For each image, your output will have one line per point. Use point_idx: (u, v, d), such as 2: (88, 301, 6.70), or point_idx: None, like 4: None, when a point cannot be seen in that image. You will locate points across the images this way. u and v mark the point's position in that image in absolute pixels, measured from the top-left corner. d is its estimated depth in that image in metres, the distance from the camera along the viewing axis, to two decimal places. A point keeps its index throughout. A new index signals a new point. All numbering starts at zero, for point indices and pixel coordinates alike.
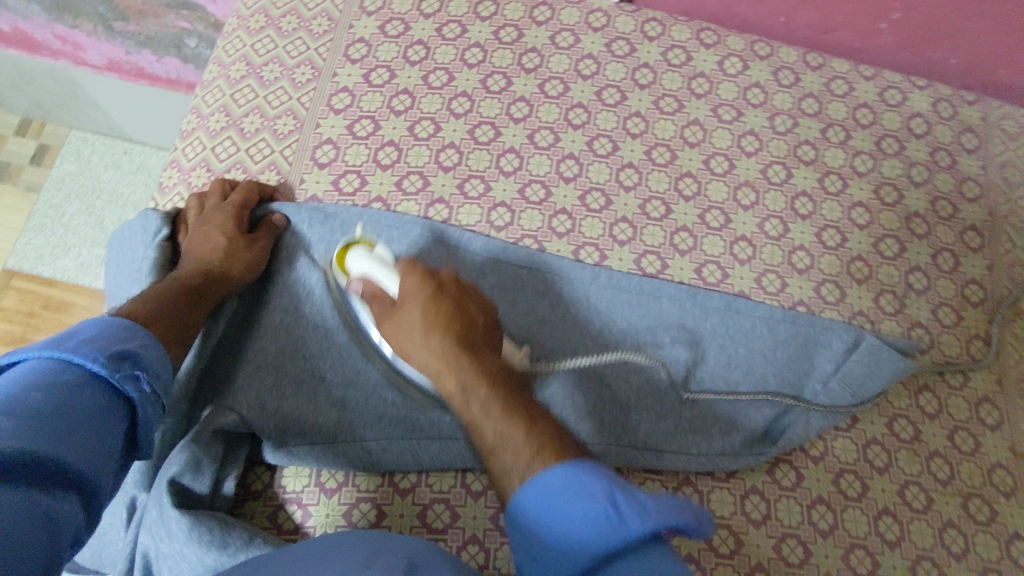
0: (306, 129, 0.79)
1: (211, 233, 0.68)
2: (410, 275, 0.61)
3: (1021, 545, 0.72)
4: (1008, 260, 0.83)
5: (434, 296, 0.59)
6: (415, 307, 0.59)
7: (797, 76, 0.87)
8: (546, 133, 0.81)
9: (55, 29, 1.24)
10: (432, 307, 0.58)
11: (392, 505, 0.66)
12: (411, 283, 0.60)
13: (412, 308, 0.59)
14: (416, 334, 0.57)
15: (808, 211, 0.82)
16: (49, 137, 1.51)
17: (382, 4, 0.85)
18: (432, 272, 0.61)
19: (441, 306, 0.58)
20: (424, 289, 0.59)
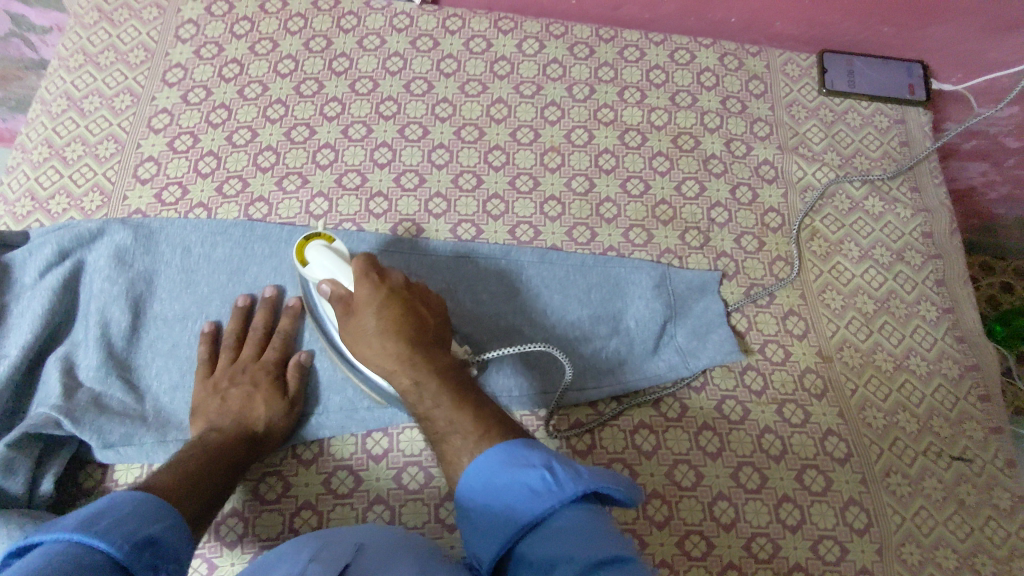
0: (128, 150, 0.83)
1: (252, 398, 0.70)
2: (363, 283, 0.65)
3: (834, 439, 0.77)
4: (801, 186, 0.90)
5: (383, 302, 0.64)
6: (367, 311, 0.63)
7: (591, 48, 0.95)
8: (359, 127, 0.87)
9: None
10: (387, 316, 0.63)
11: None
12: (363, 292, 0.65)
13: (365, 316, 0.64)
14: (371, 343, 0.63)
15: (611, 166, 0.89)
16: None
17: (195, 32, 0.90)
18: (381, 277, 0.66)
19: (393, 312, 0.63)
20: (376, 296, 0.64)
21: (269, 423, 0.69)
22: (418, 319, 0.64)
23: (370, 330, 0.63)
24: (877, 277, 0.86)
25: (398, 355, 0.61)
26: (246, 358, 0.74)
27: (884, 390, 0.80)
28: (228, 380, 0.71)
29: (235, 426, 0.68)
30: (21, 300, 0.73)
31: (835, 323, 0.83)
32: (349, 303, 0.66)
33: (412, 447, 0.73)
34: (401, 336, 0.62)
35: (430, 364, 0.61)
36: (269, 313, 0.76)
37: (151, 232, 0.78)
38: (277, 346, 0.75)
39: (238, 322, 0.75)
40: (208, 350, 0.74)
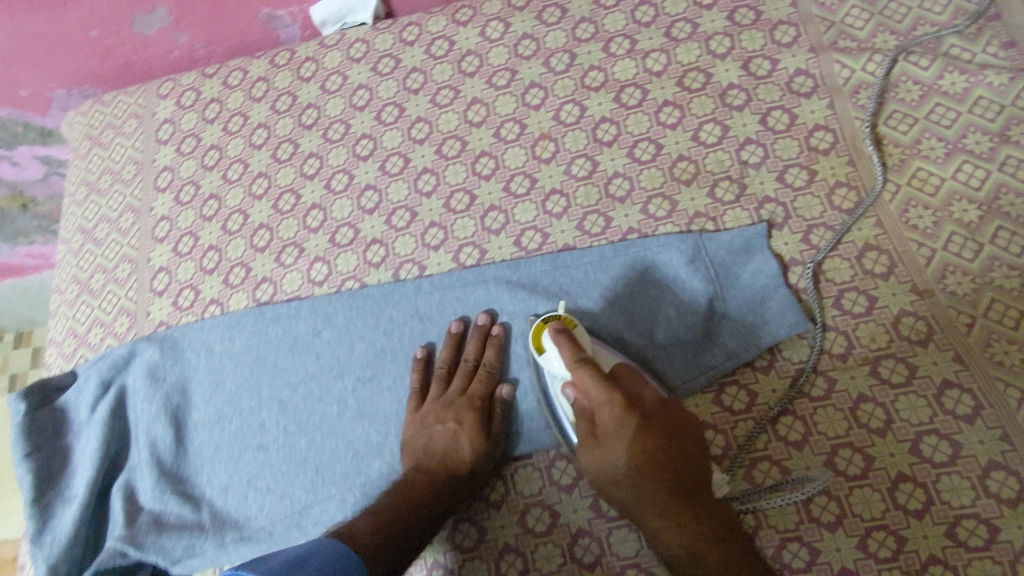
0: (141, 265, 0.85)
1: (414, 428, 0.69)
2: (610, 409, 0.57)
3: (954, 393, 0.62)
4: (851, 88, 0.73)
5: (642, 440, 0.56)
6: (618, 446, 0.57)
7: (563, 8, 0.84)
8: (341, 176, 0.83)
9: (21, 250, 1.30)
10: (640, 451, 0.56)
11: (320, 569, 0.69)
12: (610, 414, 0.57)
13: (615, 453, 0.57)
14: (622, 486, 0.57)
15: (612, 136, 0.77)
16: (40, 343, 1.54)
17: (173, 129, 0.91)
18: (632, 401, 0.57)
19: (645, 441, 0.56)
20: (624, 430, 0.57)
21: (473, 462, 0.66)
22: (680, 453, 0.56)
23: (620, 471, 0.57)
24: (974, 174, 0.68)
25: (657, 514, 0.56)
26: (454, 392, 0.70)
27: (1013, 316, 0.63)
28: (438, 416, 0.68)
29: (440, 469, 0.66)
30: (79, 438, 0.77)
31: (929, 245, 0.67)
32: (592, 416, 0.59)
33: (458, 503, 0.68)
34: (661, 479, 0.56)
35: (686, 524, 0.55)
36: (482, 341, 0.72)
37: (175, 341, 0.79)
38: (484, 379, 0.70)
39: (449, 350, 0.72)
40: (419, 380, 0.72)
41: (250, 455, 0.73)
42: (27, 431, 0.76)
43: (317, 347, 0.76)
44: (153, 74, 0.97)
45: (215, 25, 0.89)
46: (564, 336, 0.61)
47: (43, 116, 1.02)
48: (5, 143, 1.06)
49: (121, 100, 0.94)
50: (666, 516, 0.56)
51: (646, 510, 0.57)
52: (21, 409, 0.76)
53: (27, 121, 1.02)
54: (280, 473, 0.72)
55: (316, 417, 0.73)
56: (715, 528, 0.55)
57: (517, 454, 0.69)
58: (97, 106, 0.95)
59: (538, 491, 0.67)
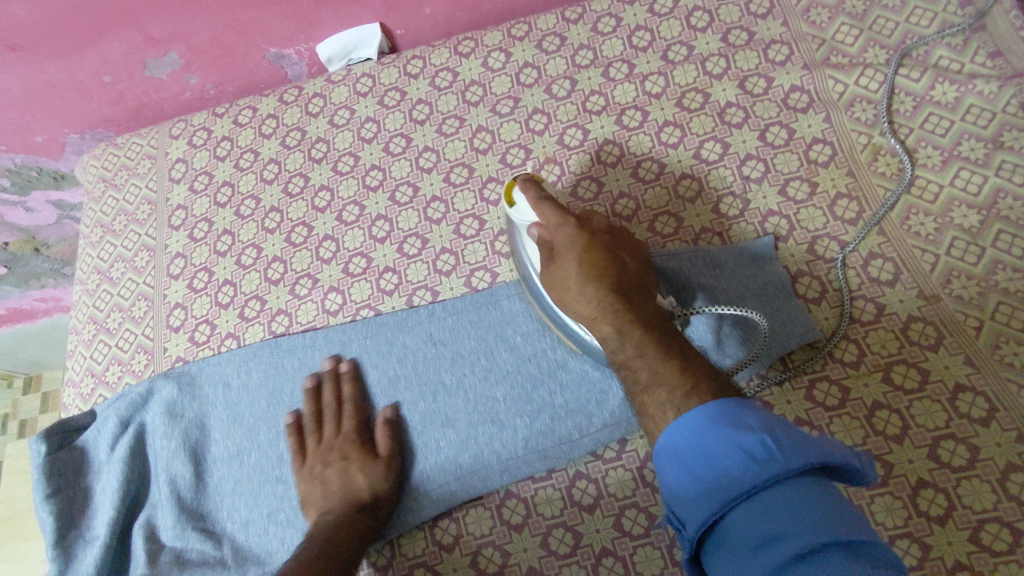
0: (157, 302, 0.86)
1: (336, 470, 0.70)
2: (564, 227, 0.63)
3: (968, 396, 0.62)
4: (846, 102, 0.75)
5: (584, 246, 0.62)
6: (568, 255, 0.62)
7: (562, 36, 0.86)
8: (352, 207, 0.85)
9: (32, 294, 1.33)
10: (587, 259, 0.61)
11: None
12: (564, 234, 0.63)
13: (567, 262, 0.62)
14: (569, 288, 0.61)
15: (615, 157, 0.79)
16: (50, 384, 1.57)
17: (185, 168, 0.93)
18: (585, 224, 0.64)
19: (595, 255, 0.62)
20: (577, 241, 0.63)
21: (371, 487, 0.69)
22: (621, 267, 0.62)
23: (571, 274, 0.61)
24: (971, 181, 0.69)
25: (595, 296, 0.59)
26: (328, 435, 0.73)
27: (1020, 317, 0.64)
28: (321, 461, 0.71)
29: (342, 504, 0.67)
30: (100, 478, 0.77)
31: (933, 252, 0.68)
32: (550, 245, 0.64)
33: (481, 528, 0.68)
34: (599, 278, 0.60)
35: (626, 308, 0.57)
36: (336, 384, 0.76)
37: (192, 377, 0.80)
38: (353, 415, 0.74)
39: (310, 404, 0.75)
40: (295, 439, 0.74)
41: (269, 488, 0.74)
42: (49, 472, 0.76)
43: None
44: (163, 116, 1.00)
45: (226, 66, 0.92)
46: (529, 183, 0.67)
47: (57, 160, 1.04)
48: (19, 189, 1.08)
49: (133, 142, 0.97)
50: (602, 302, 0.59)
51: (593, 315, 0.59)
52: (43, 451, 0.77)
53: (42, 166, 1.04)
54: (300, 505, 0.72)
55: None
56: (650, 322, 0.57)
57: (537, 476, 0.69)
58: (110, 148, 0.98)
59: (560, 512, 0.67)
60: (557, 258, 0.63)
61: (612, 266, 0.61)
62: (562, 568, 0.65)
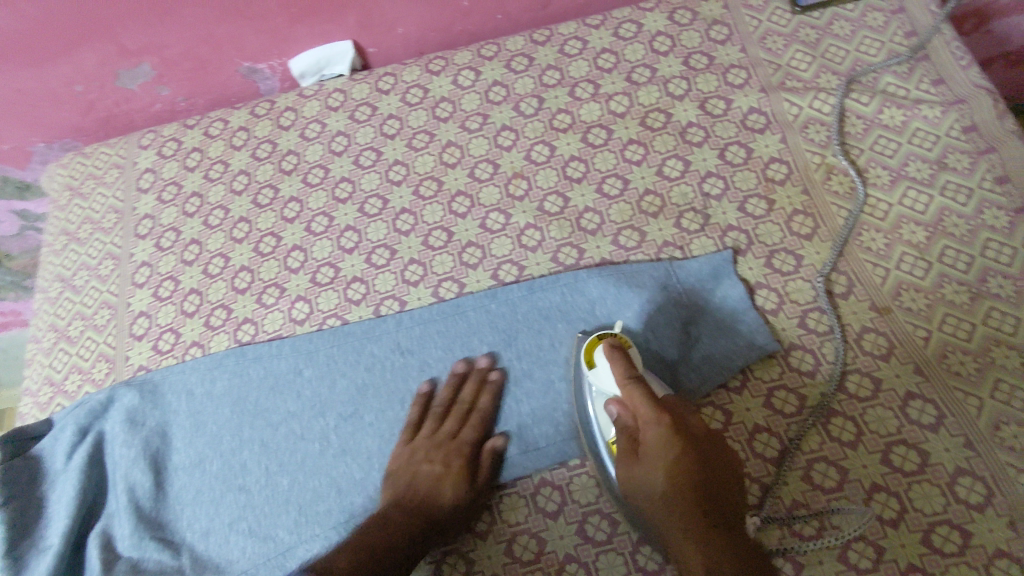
0: (121, 311, 0.86)
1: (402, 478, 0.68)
2: (655, 426, 0.58)
3: (918, 404, 0.64)
4: (800, 123, 0.79)
5: (676, 452, 0.57)
6: (658, 460, 0.58)
7: (530, 57, 0.89)
8: (321, 218, 0.85)
9: None
10: (677, 466, 0.57)
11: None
12: (654, 436, 0.58)
13: (656, 471, 0.58)
14: (648, 481, 0.58)
15: (581, 173, 0.81)
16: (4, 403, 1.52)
17: (154, 178, 0.93)
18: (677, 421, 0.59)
19: (685, 461, 0.57)
20: (669, 442, 0.57)
21: (454, 502, 0.66)
22: (703, 458, 0.57)
23: (654, 486, 0.57)
24: (918, 200, 0.73)
25: (681, 514, 0.56)
26: (447, 433, 0.71)
27: (966, 327, 0.67)
28: (426, 456, 0.69)
29: (417, 508, 0.66)
30: (55, 487, 0.76)
31: (883, 267, 0.71)
32: (636, 436, 0.60)
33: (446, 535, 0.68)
34: (682, 493, 0.56)
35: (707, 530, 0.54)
36: (479, 385, 0.73)
37: (155, 385, 0.79)
38: (475, 426, 0.71)
39: (448, 390, 0.73)
40: (417, 414, 0.72)
41: (231, 497, 0.72)
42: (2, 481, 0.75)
43: (298, 385, 0.77)
44: (133, 127, 1.00)
45: (199, 79, 0.93)
46: (617, 353, 0.64)
47: (23, 170, 1.03)
48: None
49: (101, 151, 0.97)
50: (684, 526, 0.55)
51: (670, 530, 0.56)
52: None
53: (6, 175, 1.03)
54: (262, 514, 0.71)
55: (297, 455, 0.73)
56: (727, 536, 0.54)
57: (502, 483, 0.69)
58: (78, 157, 0.97)
59: (524, 520, 0.67)
60: (640, 457, 0.59)
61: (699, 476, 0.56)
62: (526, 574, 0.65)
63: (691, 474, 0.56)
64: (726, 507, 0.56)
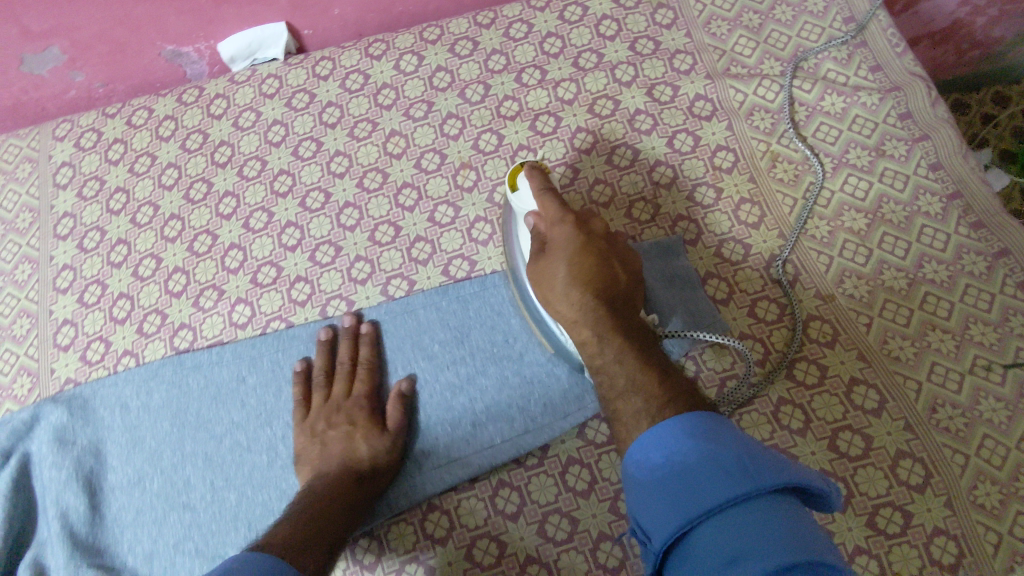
0: (42, 319, 0.80)
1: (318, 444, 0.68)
2: (562, 225, 0.62)
3: (862, 389, 0.67)
4: (746, 110, 0.79)
5: (580, 250, 0.62)
6: (562, 258, 0.62)
7: (474, 41, 0.86)
8: (259, 214, 0.81)
9: None
10: (580, 264, 0.61)
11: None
12: (563, 233, 0.63)
13: (558, 264, 0.62)
14: (556, 287, 0.61)
15: (530, 163, 0.79)
16: None
17: (73, 173, 0.86)
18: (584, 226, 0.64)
19: (588, 263, 0.62)
20: (575, 242, 0.62)
21: (373, 458, 0.66)
22: (610, 273, 0.62)
23: (559, 277, 0.61)
24: (859, 187, 0.74)
25: (582, 306, 0.60)
26: (339, 395, 0.71)
27: (904, 313, 0.69)
28: (325, 422, 0.69)
29: (339, 471, 0.65)
30: None
31: (828, 254, 0.72)
32: (543, 242, 0.63)
33: (405, 543, 0.66)
34: (587, 286, 0.60)
35: (609, 320, 0.59)
36: (352, 344, 0.73)
37: (85, 400, 0.74)
38: (365, 379, 0.71)
39: (324, 358, 0.73)
40: (303, 390, 0.72)
41: (175, 516, 0.69)
42: None
43: (242, 394, 0.74)
44: (45, 116, 0.92)
45: (117, 64, 0.86)
46: (537, 172, 0.65)
47: None
48: None
49: (9, 144, 0.89)
50: (588, 308, 0.59)
51: (576, 319, 0.60)
52: None
53: None
54: (209, 533, 0.68)
55: (244, 468, 0.70)
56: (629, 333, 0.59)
57: (461, 486, 0.68)
58: None
59: (483, 522, 0.66)
60: (548, 255, 0.63)
61: (603, 276, 0.61)
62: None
63: (591, 264, 0.62)
64: (629, 311, 0.61)
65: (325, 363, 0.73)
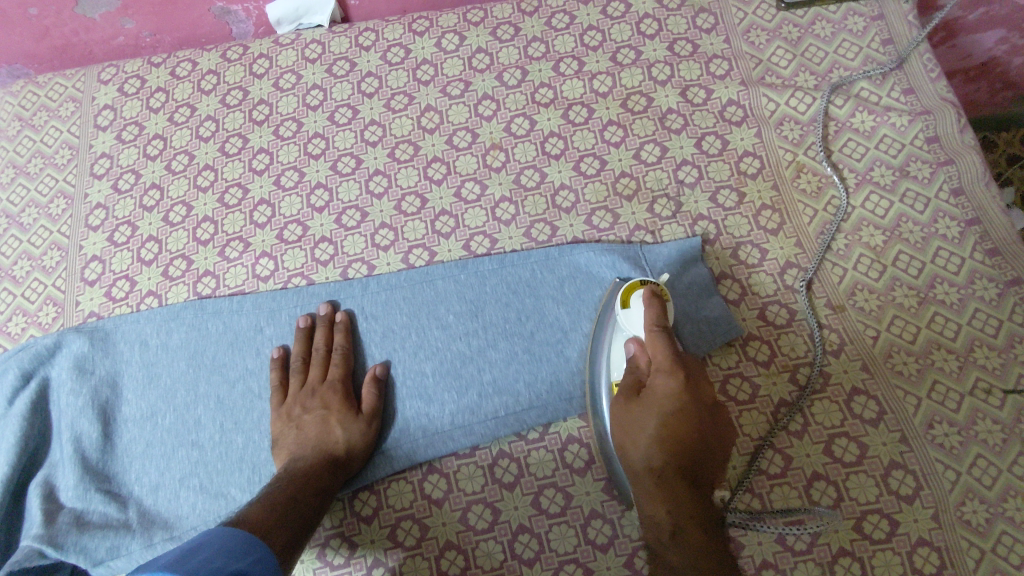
0: (72, 254, 0.82)
1: (299, 426, 0.69)
2: (668, 377, 0.60)
3: (862, 399, 0.68)
4: (776, 120, 0.81)
5: (674, 411, 0.59)
6: (655, 413, 0.60)
7: (516, 26, 0.88)
8: (291, 173, 0.83)
9: None
10: (673, 425, 0.59)
11: (361, 534, 0.68)
12: (666, 387, 0.60)
13: (651, 416, 0.60)
14: (638, 423, 0.61)
15: (559, 150, 0.81)
16: None
17: (114, 116, 0.88)
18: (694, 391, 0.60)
19: (681, 421, 0.59)
20: (675, 400, 0.59)
21: (347, 441, 0.68)
22: (702, 444, 0.59)
23: (643, 434, 0.60)
24: (879, 204, 0.76)
25: (660, 476, 0.59)
26: (313, 380, 0.72)
27: (911, 331, 0.70)
28: (301, 407, 0.70)
29: (316, 453, 0.67)
30: None
31: (842, 266, 0.74)
32: (643, 382, 0.62)
33: (402, 501, 0.69)
34: (668, 451, 0.59)
35: (684, 502, 0.58)
36: (328, 330, 0.74)
37: (106, 333, 0.76)
38: (339, 362, 0.72)
39: (301, 344, 0.74)
40: (279, 375, 0.73)
41: (182, 452, 0.71)
42: None
43: (258, 343, 0.76)
44: (92, 59, 0.95)
45: (167, 15, 0.89)
46: (655, 304, 0.63)
47: None
48: None
49: (56, 82, 0.91)
50: (664, 487, 0.58)
51: (647, 482, 0.60)
52: None
53: None
54: (214, 471, 0.70)
55: (253, 414, 0.73)
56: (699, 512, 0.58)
57: (461, 452, 0.70)
58: (29, 85, 0.91)
59: (480, 489, 0.68)
60: (643, 402, 0.61)
61: (690, 446, 0.59)
62: (480, 542, 0.67)
63: (681, 417, 0.59)
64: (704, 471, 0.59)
65: (303, 348, 0.74)
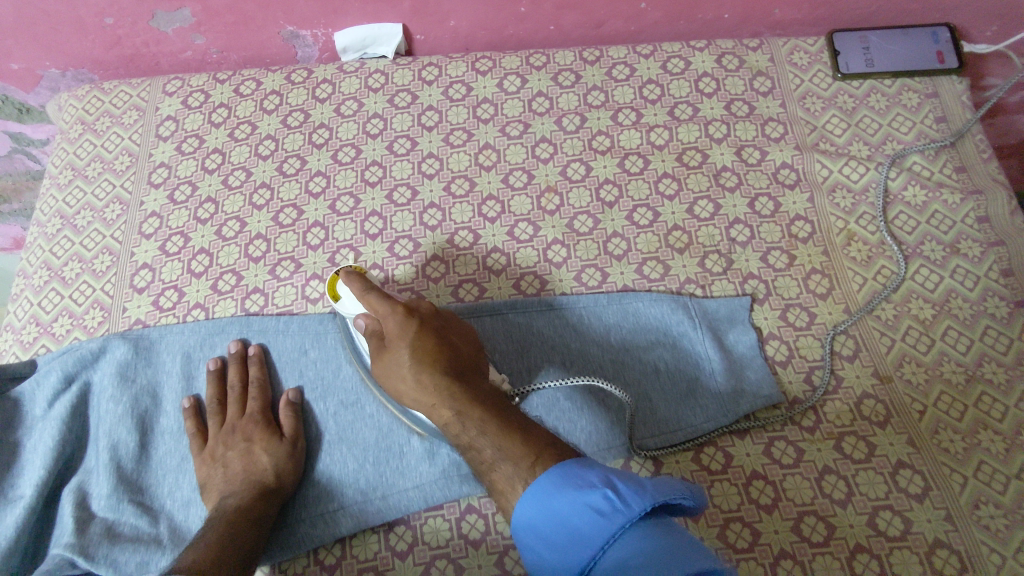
0: (123, 260, 0.82)
1: (230, 457, 0.70)
2: (391, 317, 0.64)
3: (908, 473, 0.67)
4: (829, 186, 0.82)
5: (415, 337, 0.64)
6: (400, 347, 0.63)
7: (577, 74, 0.90)
8: (346, 199, 0.84)
9: None
10: (419, 347, 0.63)
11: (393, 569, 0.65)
12: (393, 324, 0.64)
13: (399, 355, 0.63)
14: (406, 377, 0.63)
15: (614, 197, 0.82)
16: None
17: (175, 127, 0.90)
18: (411, 310, 0.66)
19: (426, 344, 0.63)
20: (407, 326, 0.64)
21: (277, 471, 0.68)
22: (448, 351, 0.63)
23: (405, 367, 0.63)
24: (930, 279, 0.76)
25: (438, 393, 0.60)
26: (232, 417, 0.73)
27: (958, 409, 0.70)
28: (222, 445, 0.71)
29: (244, 484, 0.68)
30: (33, 435, 0.73)
31: (890, 337, 0.74)
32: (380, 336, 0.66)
33: (438, 538, 0.67)
34: (425, 363, 0.62)
35: (464, 392, 0.60)
36: (242, 369, 0.75)
37: (150, 342, 0.76)
38: (253, 398, 0.74)
39: (214, 387, 0.75)
40: (217, 402, 0.74)
41: None
42: None
43: (302, 365, 0.76)
44: (158, 70, 0.96)
45: (237, 34, 0.91)
46: (352, 274, 0.67)
47: (27, 93, 0.97)
48: None
49: (121, 90, 0.93)
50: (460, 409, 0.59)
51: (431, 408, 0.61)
52: None
53: (9, 94, 0.97)
54: None
55: None
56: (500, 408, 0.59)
57: None
58: (95, 91, 0.93)
59: None
60: (388, 347, 0.64)
61: (439, 356, 0.63)
62: None
63: (426, 344, 0.63)
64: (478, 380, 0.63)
65: (241, 373, 0.75)
